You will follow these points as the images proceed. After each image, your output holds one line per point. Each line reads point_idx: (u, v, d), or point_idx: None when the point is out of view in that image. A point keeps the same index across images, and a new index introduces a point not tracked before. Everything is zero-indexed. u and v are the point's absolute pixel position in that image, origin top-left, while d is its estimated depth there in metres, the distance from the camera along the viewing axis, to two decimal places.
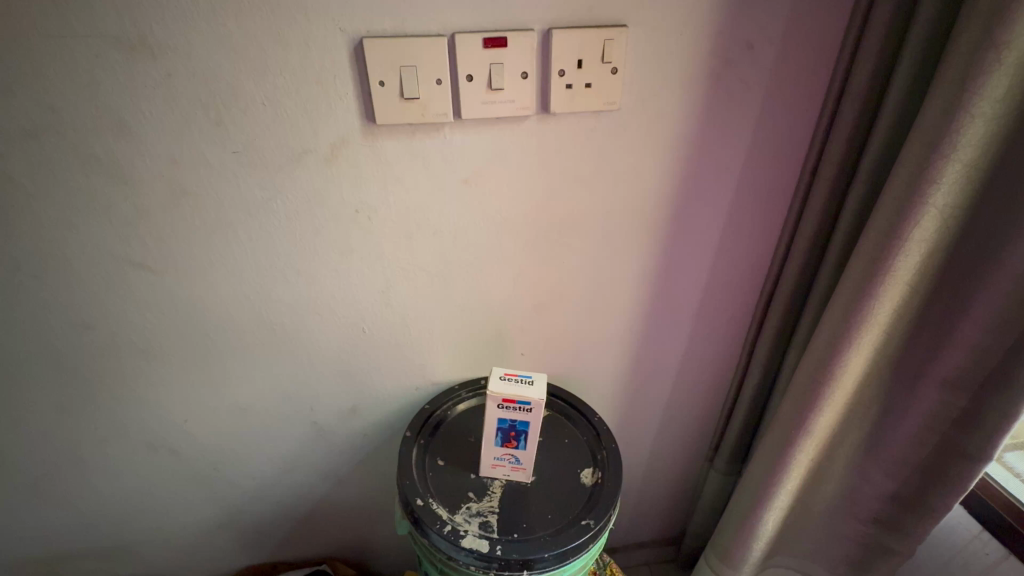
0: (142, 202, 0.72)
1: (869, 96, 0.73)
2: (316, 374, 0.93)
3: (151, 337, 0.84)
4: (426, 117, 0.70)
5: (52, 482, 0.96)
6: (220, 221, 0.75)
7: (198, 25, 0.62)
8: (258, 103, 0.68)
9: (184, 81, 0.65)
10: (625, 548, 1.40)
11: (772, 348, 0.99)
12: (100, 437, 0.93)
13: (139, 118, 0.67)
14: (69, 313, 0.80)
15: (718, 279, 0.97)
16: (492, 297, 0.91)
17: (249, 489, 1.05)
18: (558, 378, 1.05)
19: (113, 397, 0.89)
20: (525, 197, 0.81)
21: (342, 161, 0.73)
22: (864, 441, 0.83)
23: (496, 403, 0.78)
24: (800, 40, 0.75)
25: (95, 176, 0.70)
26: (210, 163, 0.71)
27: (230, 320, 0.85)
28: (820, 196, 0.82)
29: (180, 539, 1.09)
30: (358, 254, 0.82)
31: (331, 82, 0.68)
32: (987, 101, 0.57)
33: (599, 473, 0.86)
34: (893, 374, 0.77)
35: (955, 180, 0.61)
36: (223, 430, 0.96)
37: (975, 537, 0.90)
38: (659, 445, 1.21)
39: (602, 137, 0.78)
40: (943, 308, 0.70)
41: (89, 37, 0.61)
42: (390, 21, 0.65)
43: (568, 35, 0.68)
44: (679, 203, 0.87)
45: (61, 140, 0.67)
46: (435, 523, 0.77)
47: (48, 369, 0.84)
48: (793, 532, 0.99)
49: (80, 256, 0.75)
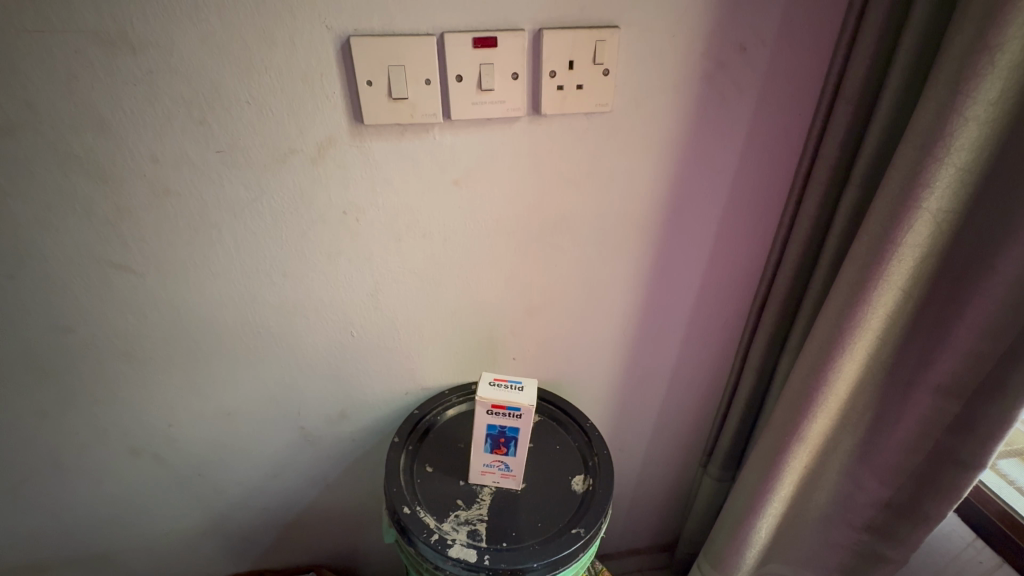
0: (124, 202, 0.71)
1: (863, 100, 0.72)
2: (303, 377, 0.92)
3: (133, 340, 0.82)
4: (415, 117, 0.69)
5: (31, 487, 0.94)
6: (203, 222, 0.74)
7: (180, 21, 0.61)
8: (242, 101, 0.66)
9: (166, 78, 0.64)
10: (618, 554, 1.39)
11: (765, 354, 0.98)
12: (82, 441, 0.91)
13: (119, 117, 0.65)
14: (49, 315, 0.78)
15: (711, 284, 0.96)
16: (482, 300, 0.90)
17: (235, 495, 1.03)
18: (550, 383, 1.03)
19: (94, 401, 0.87)
20: (516, 200, 0.80)
21: (329, 161, 0.72)
22: (857, 449, 0.82)
23: (485, 409, 0.77)
24: (794, 42, 0.75)
25: (75, 175, 0.68)
26: (193, 163, 0.70)
27: (215, 323, 0.83)
28: (814, 200, 0.81)
29: (165, 545, 1.07)
30: (345, 256, 0.80)
31: (318, 81, 0.67)
32: (981, 104, 0.56)
33: (590, 479, 0.85)
34: (886, 381, 0.76)
35: (948, 184, 0.61)
36: (208, 435, 0.95)
37: (969, 545, 0.90)
38: (652, 451, 1.20)
39: (593, 139, 0.77)
40: (938, 315, 0.68)
41: (67, 33, 0.60)
42: (378, 20, 0.64)
43: (559, 36, 0.67)
44: (672, 206, 0.86)
45: (39, 138, 0.65)
46: (422, 532, 0.75)
47: (27, 372, 0.83)
48: (786, 540, 0.98)
49: (60, 257, 0.73)
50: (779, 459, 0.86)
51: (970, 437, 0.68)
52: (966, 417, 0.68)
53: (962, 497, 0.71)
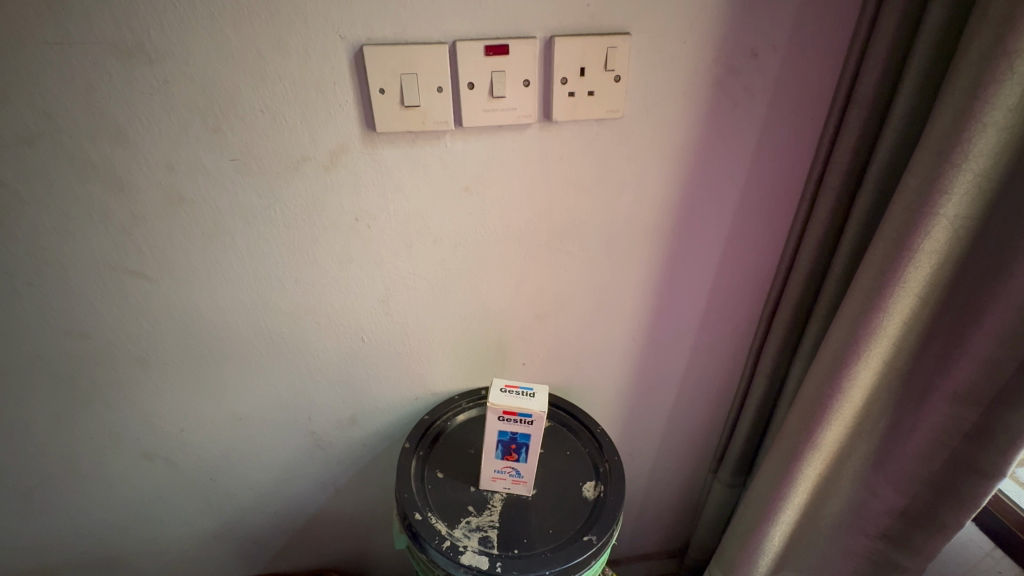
0: (139, 210, 0.72)
1: (877, 105, 0.72)
2: (314, 383, 0.92)
3: (147, 345, 0.83)
4: (427, 125, 0.69)
5: (46, 491, 0.95)
6: (217, 229, 0.74)
7: (196, 31, 0.61)
8: (256, 110, 0.67)
9: (182, 87, 0.64)
10: (628, 560, 1.38)
11: (778, 360, 0.97)
12: (96, 445, 0.92)
13: (135, 126, 0.66)
14: (65, 321, 0.79)
15: (722, 289, 0.96)
16: (492, 307, 0.90)
17: (246, 499, 1.04)
18: (560, 388, 1.03)
19: (108, 406, 0.88)
20: (527, 206, 0.80)
21: (340, 169, 0.72)
22: (871, 457, 0.81)
23: (497, 415, 0.76)
24: (806, 48, 0.74)
25: (92, 183, 0.69)
26: (207, 170, 0.70)
27: (228, 329, 0.84)
28: (827, 206, 0.80)
29: (176, 549, 1.08)
30: (356, 262, 0.80)
31: (331, 89, 0.67)
32: (999, 111, 0.55)
33: (601, 486, 0.84)
34: (901, 388, 0.75)
35: (966, 190, 0.60)
36: (220, 440, 0.95)
37: (988, 555, 0.89)
38: (662, 456, 1.19)
39: (604, 144, 0.77)
40: (954, 322, 0.68)
41: (85, 43, 0.61)
42: (390, 28, 0.64)
43: (570, 43, 0.67)
44: (683, 212, 0.85)
45: (57, 148, 0.66)
46: (434, 538, 0.75)
47: (43, 378, 0.83)
48: (799, 548, 0.97)
49: (76, 264, 0.74)
50: (792, 465, 0.86)
51: (986, 447, 0.67)
52: (983, 427, 0.67)
53: (982, 505, 0.69)
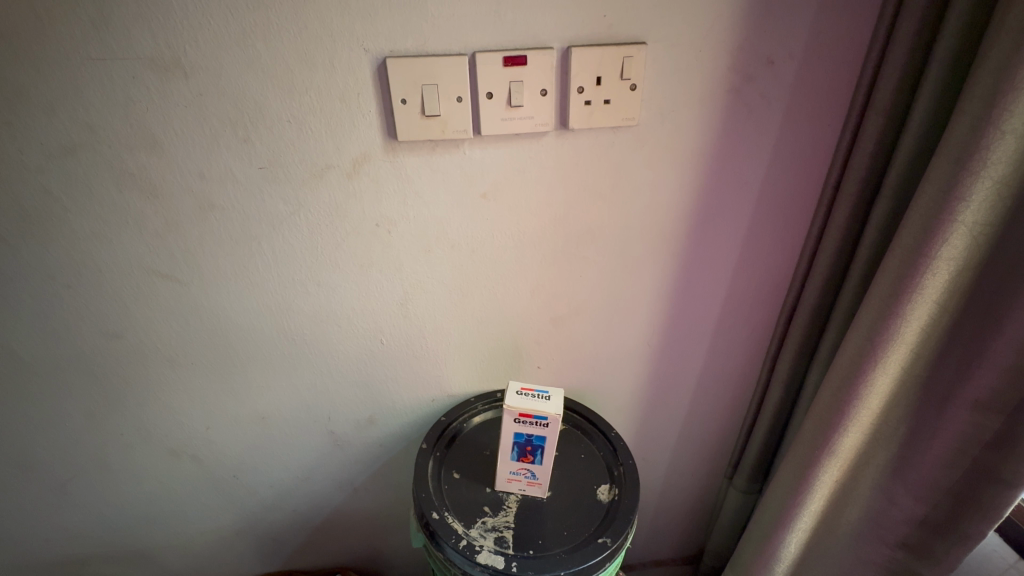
0: (173, 216, 0.75)
1: (895, 110, 0.72)
2: (334, 384, 0.94)
3: (176, 346, 0.86)
4: (447, 133, 0.71)
5: (78, 485, 0.99)
6: (245, 235, 0.77)
7: (228, 46, 0.64)
8: (282, 120, 0.70)
9: (214, 99, 0.67)
10: (642, 565, 1.38)
11: (794, 366, 0.96)
12: (126, 441, 0.95)
13: (170, 136, 0.69)
14: (101, 321, 0.82)
15: (738, 291, 0.96)
16: (509, 313, 0.91)
17: (266, 496, 1.06)
18: (575, 392, 1.04)
19: (138, 404, 0.91)
20: (543, 211, 0.82)
21: (363, 176, 0.75)
22: (890, 464, 0.80)
23: (513, 417, 0.78)
24: (822, 56, 0.75)
25: (129, 191, 0.72)
26: (237, 179, 0.73)
27: (252, 331, 0.86)
28: (844, 211, 0.80)
29: (199, 543, 1.11)
30: (377, 266, 0.83)
31: (355, 100, 0.69)
32: (1018, 118, 0.56)
33: (616, 489, 0.85)
34: (921, 396, 0.74)
35: (985, 197, 0.60)
36: (242, 438, 0.98)
37: (1011, 567, 0.92)
38: (676, 462, 1.19)
39: (620, 151, 0.78)
40: (975, 329, 0.67)
41: (126, 59, 0.64)
42: (413, 41, 0.66)
43: (587, 52, 0.69)
44: (698, 216, 0.86)
45: (96, 157, 0.69)
46: (450, 537, 0.77)
47: (78, 376, 0.87)
48: (814, 558, 0.96)
49: (111, 267, 0.78)
50: (808, 472, 0.86)
51: (1006, 456, 0.66)
52: (1004, 436, 0.66)
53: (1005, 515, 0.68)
